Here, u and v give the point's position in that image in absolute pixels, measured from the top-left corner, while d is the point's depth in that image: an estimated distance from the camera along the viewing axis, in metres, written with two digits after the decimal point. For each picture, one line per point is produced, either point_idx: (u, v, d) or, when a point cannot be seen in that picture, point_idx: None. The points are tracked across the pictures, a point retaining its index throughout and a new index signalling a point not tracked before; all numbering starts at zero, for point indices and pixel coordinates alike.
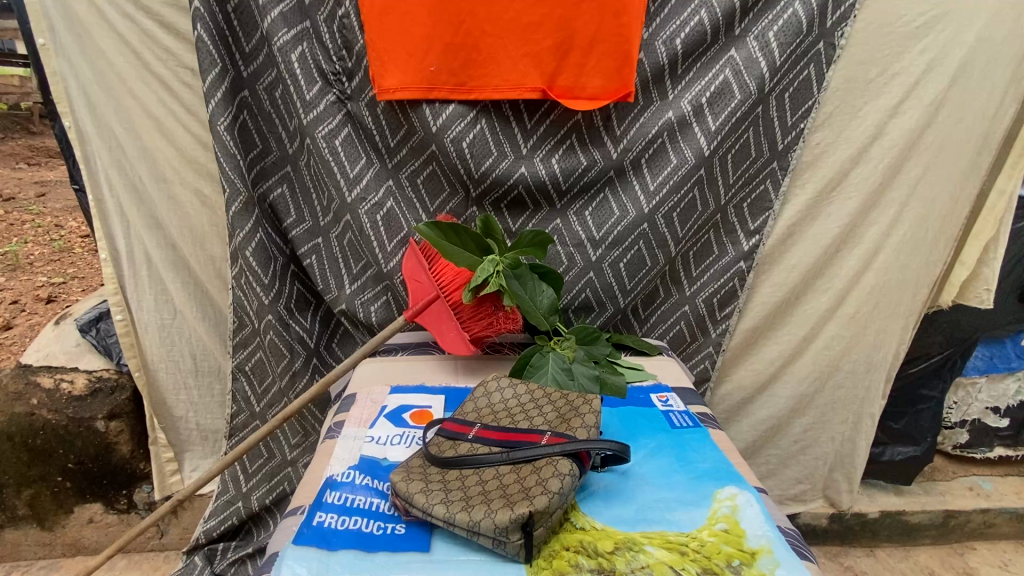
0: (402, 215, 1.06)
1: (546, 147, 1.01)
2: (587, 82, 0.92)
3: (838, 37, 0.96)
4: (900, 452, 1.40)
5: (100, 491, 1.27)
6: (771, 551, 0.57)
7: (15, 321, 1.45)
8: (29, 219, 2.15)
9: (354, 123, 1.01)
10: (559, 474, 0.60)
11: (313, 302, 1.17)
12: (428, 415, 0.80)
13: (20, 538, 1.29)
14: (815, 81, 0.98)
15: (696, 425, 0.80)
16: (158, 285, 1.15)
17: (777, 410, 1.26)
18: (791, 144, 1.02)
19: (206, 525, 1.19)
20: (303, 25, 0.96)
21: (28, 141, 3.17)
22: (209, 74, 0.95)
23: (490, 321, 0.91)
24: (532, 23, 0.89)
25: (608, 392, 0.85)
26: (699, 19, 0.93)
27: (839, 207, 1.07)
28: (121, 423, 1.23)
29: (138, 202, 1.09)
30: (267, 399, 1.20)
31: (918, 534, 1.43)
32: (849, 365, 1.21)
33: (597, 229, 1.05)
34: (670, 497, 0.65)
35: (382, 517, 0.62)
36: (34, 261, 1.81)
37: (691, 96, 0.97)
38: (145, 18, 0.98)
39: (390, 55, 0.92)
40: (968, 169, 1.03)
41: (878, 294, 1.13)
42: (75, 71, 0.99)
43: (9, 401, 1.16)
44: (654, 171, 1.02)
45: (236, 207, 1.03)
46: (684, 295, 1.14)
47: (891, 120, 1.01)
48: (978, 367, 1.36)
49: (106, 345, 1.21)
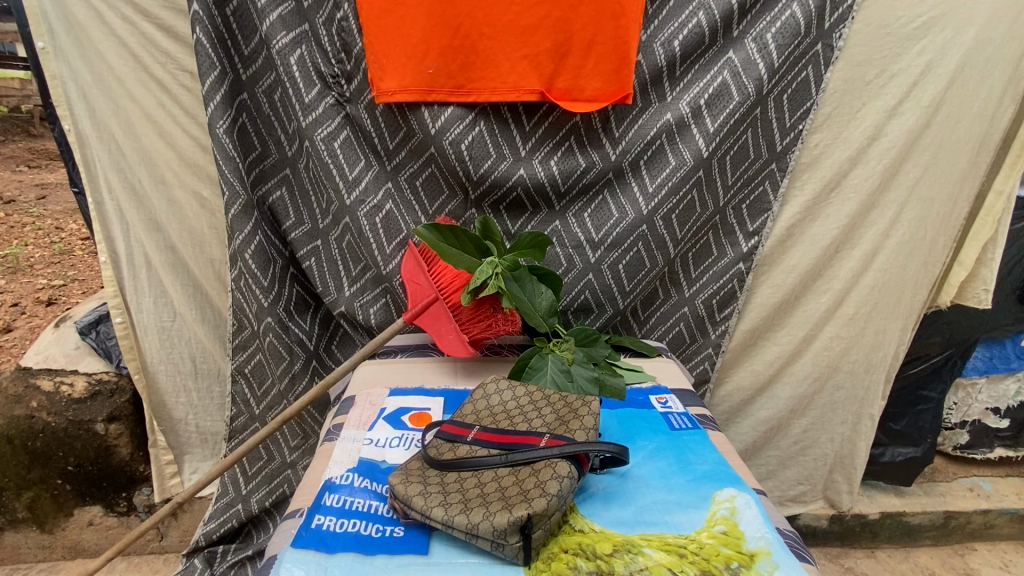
0: (401, 217, 1.06)
1: (545, 148, 1.01)
2: (586, 84, 0.92)
3: (836, 39, 0.96)
4: (900, 453, 1.40)
5: (99, 494, 1.27)
6: (770, 553, 0.57)
7: (15, 324, 1.45)
8: (30, 222, 2.15)
9: (353, 125, 1.01)
10: (558, 476, 0.60)
11: (313, 304, 1.17)
12: (427, 417, 0.80)
13: (21, 541, 1.29)
14: (814, 83, 0.99)
15: (696, 426, 0.80)
16: (158, 288, 1.16)
17: (777, 411, 1.26)
18: (790, 145, 1.02)
19: (206, 528, 1.18)
20: (302, 27, 0.96)
21: (30, 144, 3.17)
22: (208, 77, 0.95)
23: (490, 323, 0.91)
24: (530, 26, 0.89)
25: (608, 393, 0.85)
26: (698, 21, 0.93)
27: (839, 208, 1.07)
28: (121, 425, 1.23)
29: (138, 205, 1.09)
30: (267, 401, 1.20)
31: (918, 535, 1.43)
32: (848, 366, 1.21)
33: (597, 230, 1.05)
34: (669, 499, 0.65)
35: (381, 519, 0.62)
36: (35, 264, 1.81)
37: (690, 98, 0.97)
38: (144, 22, 0.98)
39: (389, 57, 0.92)
40: (968, 169, 1.03)
41: (877, 295, 1.14)
42: (75, 74, 0.99)
43: (9, 404, 1.16)
44: (652, 172, 1.02)
45: (236, 209, 1.03)
46: (684, 296, 1.14)
47: (890, 121, 1.01)
48: (978, 368, 1.36)
49: (106, 348, 1.21)
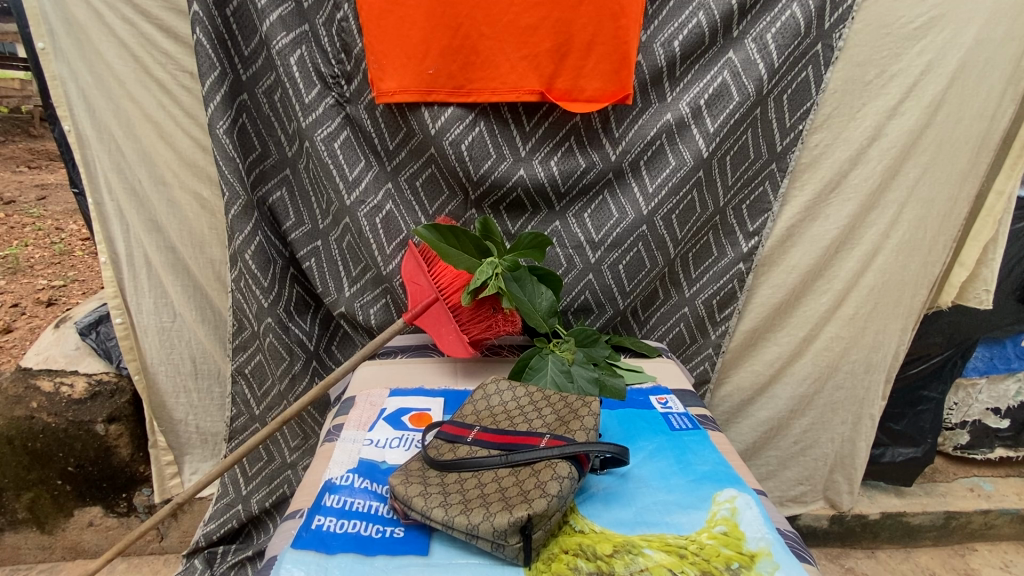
0: (401, 218, 1.06)
1: (545, 149, 1.01)
2: (586, 84, 0.92)
3: (836, 39, 0.96)
4: (900, 453, 1.40)
5: (99, 494, 1.27)
6: (771, 554, 0.57)
7: (15, 325, 1.45)
8: (30, 223, 2.15)
9: (353, 126, 1.01)
10: (559, 477, 0.60)
11: (313, 305, 1.17)
12: (427, 418, 0.80)
13: (21, 542, 1.29)
14: (814, 83, 0.99)
15: (696, 427, 0.80)
16: (158, 288, 1.16)
17: (778, 411, 1.26)
18: (790, 145, 1.02)
19: (206, 529, 1.18)
20: (302, 28, 0.96)
21: (29, 145, 3.16)
22: (208, 77, 0.95)
23: (490, 324, 0.91)
24: (530, 26, 0.89)
25: (608, 394, 0.85)
26: (698, 21, 0.93)
27: (839, 208, 1.07)
28: (121, 426, 1.23)
29: (138, 205, 1.09)
30: (267, 402, 1.20)
31: (919, 536, 1.43)
32: (848, 366, 1.21)
33: (597, 230, 1.05)
34: (669, 499, 0.65)
35: (381, 520, 0.62)
36: (35, 264, 1.81)
37: (690, 98, 0.97)
38: (145, 22, 0.98)
39: (389, 57, 0.92)
40: (968, 169, 1.03)
41: (877, 295, 1.14)
42: (75, 75, 0.99)
43: (9, 404, 1.16)
44: (652, 172, 1.02)
45: (236, 209, 1.03)
46: (684, 296, 1.14)
47: (890, 121, 1.01)
48: (978, 368, 1.36)
49: (106, 349, 1.21)
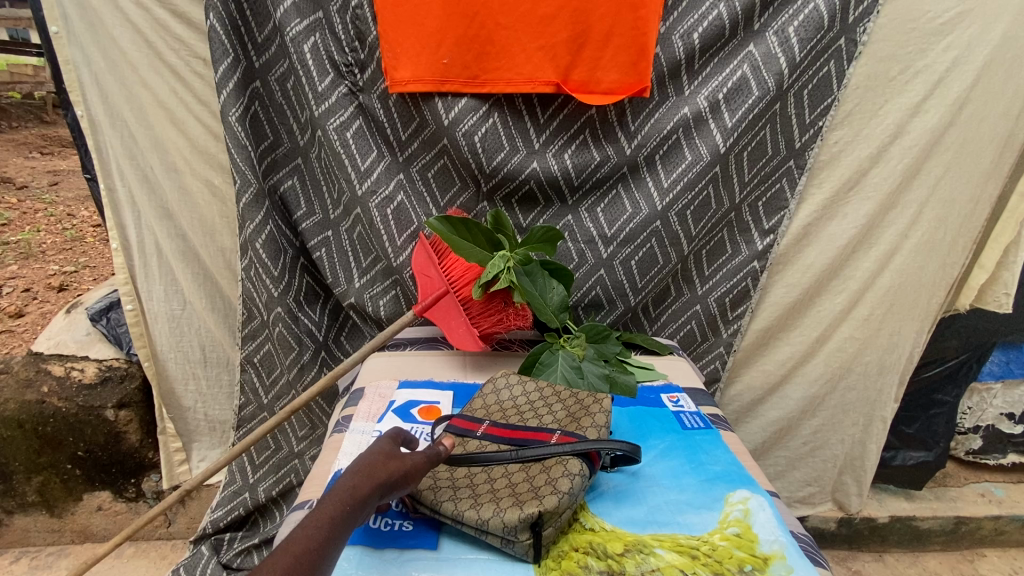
0: (412, 209, 1.05)
1: (559, 142, 1.00)
2: (603, 76, 0.91)
3: (860, 33, 0.94)
4: (911, 456, 1.39)
5: (108, 479, 1.28)
6: (784, 557, 0.56)
7: (26, 309, 1.46)
8: (42, 208, 2.17)
9: (366, 115, 1.00)
10: (569, 474, 0.59)
11: (322, 295, 1.16)
12: (436, 411, 0.80)
13: (30, 524, 1.31)
14: (836, 78, 0.96)
15: (708, 426, 0.79)
16: (168, 276, 1.16)
17: (788, 411, 1.24)
18: (808, 142, 1.01)
19: (213, 516, 1.19)
20: (316, 15, 0.95)
21: (42, 130, 3.19)
22: (221, 64, 0.94)
23: (500, 318, 0.90)
24: (547, 16, 0.88)
25: (619, 392, 0.84)
26: (719, 13, 0.91)
27: (857, 207, 1.05)
28: (130, 412, 1.23)
29: (149, 192, 1.09)
30: (275, 391, 1.19)
31: (928, 540, 1.42)
32: (861, 367, 1.19)
33: (609, 225, 1.04)
34: (679, 499, 0.64)
35: (390, 512, 0.61)
36: (46, 249, 1.82)
37: (708, 92, 0.95)
38: (157, 7, 0.97)
39: (403, 46, 0.91)
40: (990, 169, 1.01)
41: (894, 296, 1.12)
42: (88, 59, 0.99)
43: (21, 388, 1.17)
44: (668, 167, 1.00)
45: (247, 198, 1.02)
46: (696, 294, 1.13)
47: (912, 119, 0.99)
48: (994, 372, 1.33)
49: (117, 335, 1.21)
